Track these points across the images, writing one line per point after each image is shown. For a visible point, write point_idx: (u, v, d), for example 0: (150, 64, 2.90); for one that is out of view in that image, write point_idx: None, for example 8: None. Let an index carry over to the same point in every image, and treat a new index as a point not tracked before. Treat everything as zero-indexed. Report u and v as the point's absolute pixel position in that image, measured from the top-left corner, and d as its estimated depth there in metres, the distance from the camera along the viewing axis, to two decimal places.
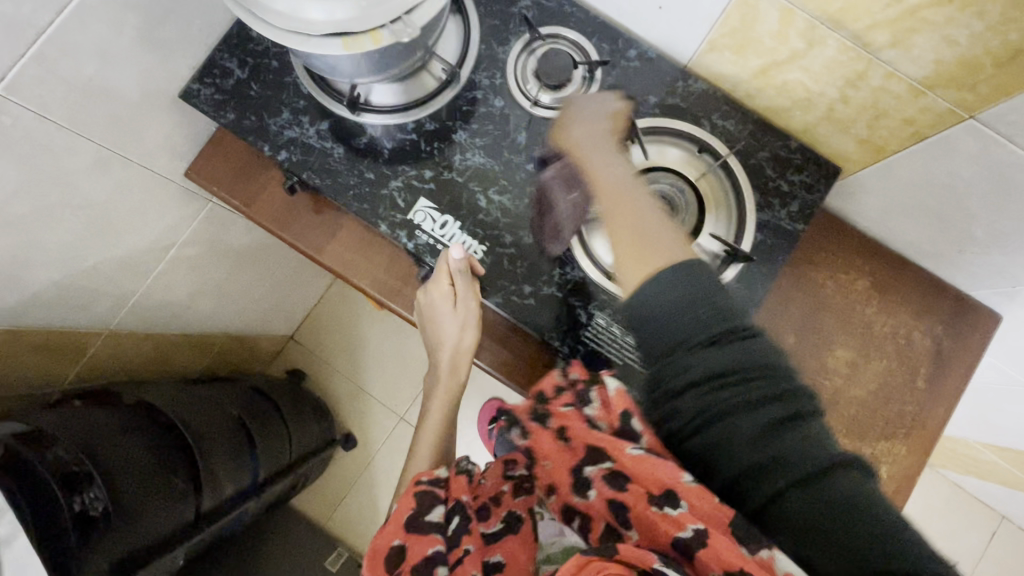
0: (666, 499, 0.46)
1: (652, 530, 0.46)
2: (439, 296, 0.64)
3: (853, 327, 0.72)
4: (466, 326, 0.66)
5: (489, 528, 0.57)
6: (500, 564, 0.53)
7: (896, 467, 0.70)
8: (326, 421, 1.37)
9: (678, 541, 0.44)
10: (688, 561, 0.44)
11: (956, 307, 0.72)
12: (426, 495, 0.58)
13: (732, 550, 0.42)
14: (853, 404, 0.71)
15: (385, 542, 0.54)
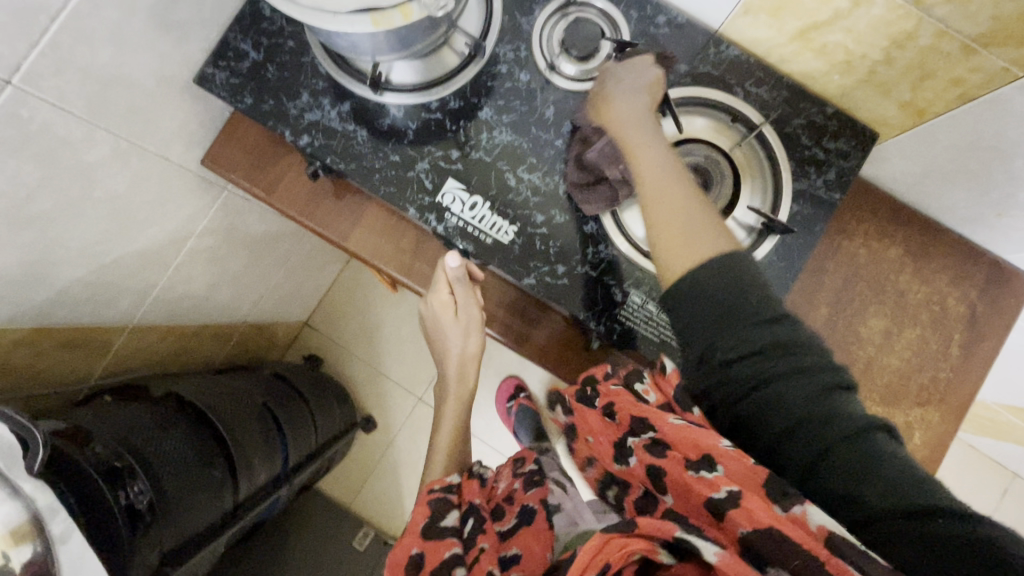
0: (703, 464, 0.43)
1: (689, 497, 0.44)
2: (441, 305, 0.68)
3: (886, 295, 0.71)
4: (468, 333, 0.71)
5: (502, 526, 0.62)
6: (517, 557, 0.55)
7: (930, 434, 0.70)
8: (346, 405, 1.38)
9: (712, 504, 0.41)
10: (720, 526, 0.41)
11: (991, 271, 0.72)
12: (436, 501, 0.64)
13: (765, 509, 0.39)
14: (885, 373, 0.71)
15: (402, 554, 0.56)
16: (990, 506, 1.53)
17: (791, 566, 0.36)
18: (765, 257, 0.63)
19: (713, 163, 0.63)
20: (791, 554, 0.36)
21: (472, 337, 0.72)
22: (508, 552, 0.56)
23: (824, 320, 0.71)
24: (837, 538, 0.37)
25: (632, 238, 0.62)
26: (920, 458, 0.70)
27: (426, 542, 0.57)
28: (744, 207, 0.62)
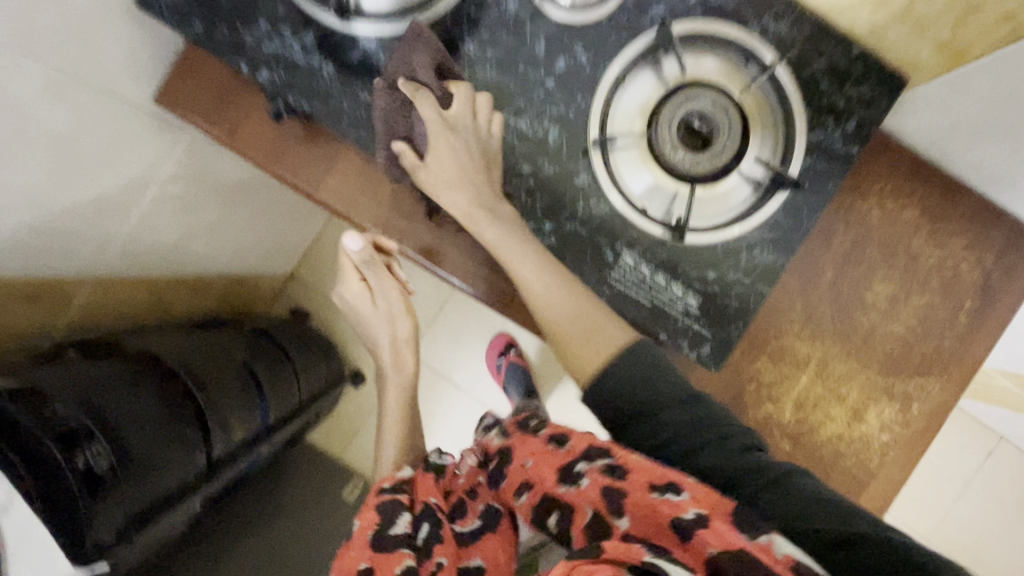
0: (667, 488, 0.43)
1: (652, 522, 0.42)
2: (357, 295, 0.77)
3: (896, 260, 0.67)
4: (392, 318, 0.80)
5: (463, 526, 0.63)
6: (479, 567, 0.59)
7: (929, 404, 0.68)
8: (334, 360, 1.36)
9: (679, 530, 0.41)
10: (688, 547, 0.40)
11: (1011, 236, 0.67)
12: (388, 504, 0.65)
13: (732, 532, 0.39)
14: (889, 341, 0.67)
15: (352, 565, 0.59)
16: (973, 465, 1.55)
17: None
18: (773, 216, 0.58)
19: (721, 109, 0.56)
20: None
21: (398, 321, 0.80)
22: (470, 564, 0.59)
23: (827, 285, 0.66)
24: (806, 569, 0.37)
25: (626, 195, 0.57)
26: (917, 428, 0.68)
27: (378, 554, 0.59)
28: (751, 160, 0.57)
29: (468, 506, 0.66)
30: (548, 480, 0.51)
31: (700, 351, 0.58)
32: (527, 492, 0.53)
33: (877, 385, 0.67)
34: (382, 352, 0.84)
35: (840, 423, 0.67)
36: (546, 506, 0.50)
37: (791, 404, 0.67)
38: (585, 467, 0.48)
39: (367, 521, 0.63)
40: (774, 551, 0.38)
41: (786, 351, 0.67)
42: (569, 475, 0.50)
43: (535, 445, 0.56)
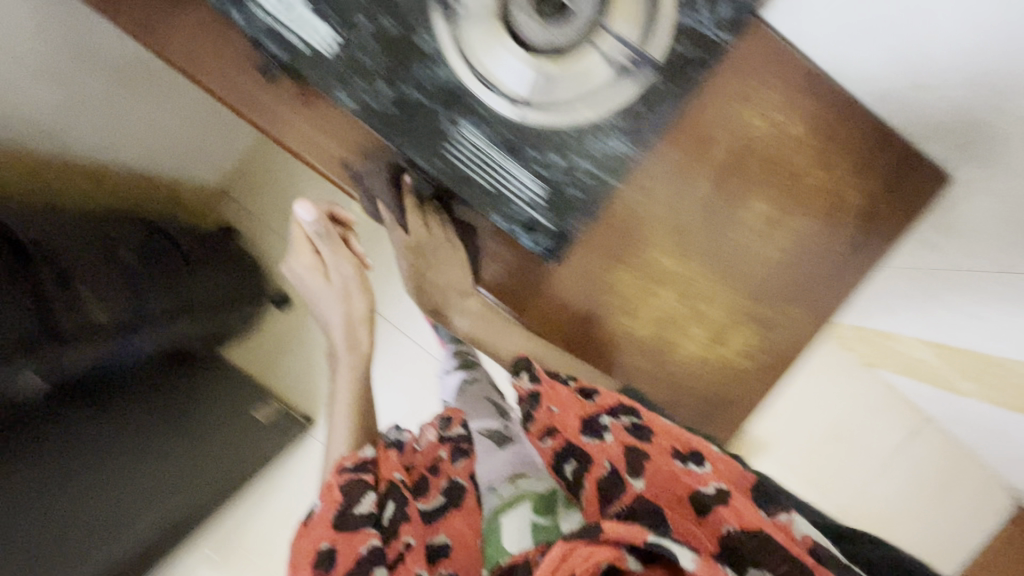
0: (692, 460, 0.52)
1: (674, 485, 0.50)
2: (308, 268, 0.81)
3: (776, 178, 0.63)
4: (347, 294, 0.83)
5: (427, 503, 0.62)
6: (445, 547, 0.55)
7: (793, 332, 0.65)
8: (253, 277, 1.35)
9: (700, 495, 0.48)
10: (701, 520, 0.46)
11: (899, 162, 0.63)
12: (348, 483, 0.60)
13: (757, 513, 0.47)
14: (760, 264, 0.64)
15: (313, 545, 0.55)
16: (896, 443, 1.55)
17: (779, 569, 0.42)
18: (630, 106, 0.54)
19: None
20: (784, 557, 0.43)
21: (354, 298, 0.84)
22: (435, 539, 0.57)
23: (699, 199, 0.63)
24: (819, 549, 0.47)
25: (477, 69, 0.53)
26: (779, 356, 0.66)
27: (342, 535, 0.55)
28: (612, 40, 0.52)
29: (430, 483, 0.65)
30: (575, 427, 0.57)
31: (538, 241, 0.56)
32: (553, 437, 0.57)
33: (741, 309, 0.65)
34: (333, 333, 0.85)
35: (698, 343, 0.65)
36: (567, 453, 0.55)
37: (648, 319, 0.65)
38: (611, 422, 0.56)
39: (330, 502, 0.59)
40: (791, 527, 0.49)
41: (649, 264, 0.64)
42: (595, 427, 0.56)
43: (568, 395, 0.61)
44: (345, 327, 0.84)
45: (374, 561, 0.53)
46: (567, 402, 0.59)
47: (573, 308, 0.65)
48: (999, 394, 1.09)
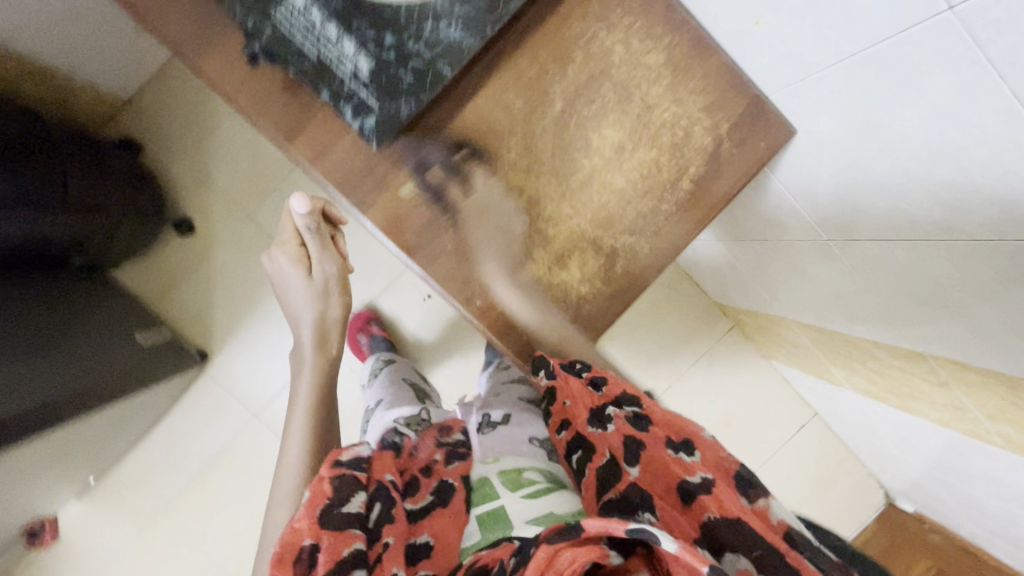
0: (682, 449, 0.59)
1: (666, 475, 0.57)
2: (284, 259, 0.83)
3: (630, 107, 0.63)
4: (319, 294, 0.86)
5: (416, 502, 0.74)
6: (429, 543, 0.66)
7: (633, 265, 0.66)
8: (146, 192, 1.30)
9: (686, 484, 0.55)
10: (688, 508, 0.54)
11: (750, 108, 0.65)
12: (339, 479, 0.64)
13: (734, 499, 0.53)
14: (607, 192, 0.64)
15: (297, 541, 0.56)
16: (783, 436, 1.60)
17: (754, 552, 0.48)
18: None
19: None
20: (756, 541, 0.48)
21: (330, 299, 0.87)
22: (417, 539, 0.66)
23: (553, 120, 0.63)
24: (793, 531, 0.52)
25: None
26: (618, 288, 0.66)
27: (327, 531, 0.57)
28: None
29: (421, 484, 0.78)
30: (584, 416, 0.65)
31: (363, 123, 0.57)
32: (567, 427, 0.67)
33: (585, 235, 0.65)
34: (305, 327, 0.89)
35: (541, 266, 0.65)
36: (576, 445, 0.65)
37: (492, 235, 0.64)
38: (615, 414, 0.63)
39: (319, 494, 0.62)
40: (769, 510, 0.53)
41: (497, 178, 0.63)
42: (600, 419, 0.64)
43: (578, 387, 0.68)
44: (317, 324, 0.88)
45: (355, 562, 0.55)
46: (576, 393, 0.67)
47: (417, 214, 0.63)
48: (863, 382, 1.14)
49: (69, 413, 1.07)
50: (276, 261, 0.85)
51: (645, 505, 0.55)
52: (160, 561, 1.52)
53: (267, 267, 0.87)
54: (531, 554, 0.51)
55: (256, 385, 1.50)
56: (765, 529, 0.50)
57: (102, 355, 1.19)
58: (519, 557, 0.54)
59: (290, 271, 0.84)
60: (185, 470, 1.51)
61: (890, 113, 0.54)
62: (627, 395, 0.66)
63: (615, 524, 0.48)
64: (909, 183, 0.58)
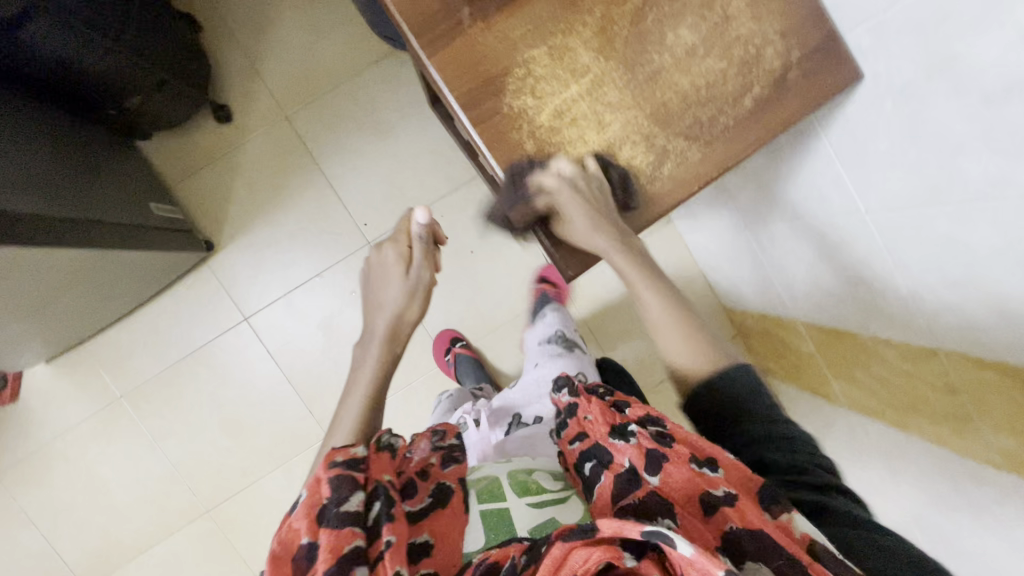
0: (705, 464, 0.60)
1: (689, 489, 0.59)
2: (395, 255, 0.84)
3: (710, 13, 0.64)
4: (410, 293, 0.82)
5: (414, 505, 0.61)
6: (429, 544, 0.58)
7: (679, 170, 0.65)
8: (195, 66, 1.32)
9: (708, 496, 0.57)
10: (709, 520, 0.56)
11: (826, 41, 0.65)
12: (337, 479, 0.57)
13: (759, 517, 0.56)
14: (669, 90, 0.64)
15: (291, 546, 0.52)
16: None
17: (775, 563, 0.51)
18: None
19: None
20: (778, 554, 0.52)
21: (415, 300, 0.83)
22: (419, 538, 0.58)
23: (635, 7, 0.63)
24: (816, 546, 0.54)
25: None
26: (660, 188, 0.66)
27: (324, 533, 0.52)
28: None
29: (418, 485, 0.65)
30: (603, 430, 0.66)
31: None
32: (580, 441, 0.68)
33: (639, 126, 0.65)
34: (381, 319, 0.81)
35: (589, 149, 0.65)
36: (592, 454, 0.64)
37: (550, 107, 0.64)
38: (639, 429, 0.64)
39: (315, 497, 0.56)
40: (792, 525, 0.56)
41: (566, 50, 0.63)
42: (623, 434, 0.64)
43: (604, 406, 0.70)
44: (394, 320, 0.81)
45: (356, 562, 0.50)
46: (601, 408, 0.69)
47: (480, 67, 0.63)
48: (863, 396, 1.11)
49: (82, 237, 1.04)
50: (383, 256, 0.85)
51: (664, 512, 0.56)
52: (114, 444, 1.48)
53: (371, 259, 0.87)
54: (542, 552, 0.51)
55: (252, 287, 1.47)
56: (786, 541, 0.53)
57: (112, 205, 1.17)
58: (532, 554, 0.52)
59: (391, 267, 0.84)
60: (161, 357, 1.47)
61: (969, 44, 0.54)
62: (651, 417, 0.68)
63: (629, 525, 0.49)
64: (972, 129, 0.57)
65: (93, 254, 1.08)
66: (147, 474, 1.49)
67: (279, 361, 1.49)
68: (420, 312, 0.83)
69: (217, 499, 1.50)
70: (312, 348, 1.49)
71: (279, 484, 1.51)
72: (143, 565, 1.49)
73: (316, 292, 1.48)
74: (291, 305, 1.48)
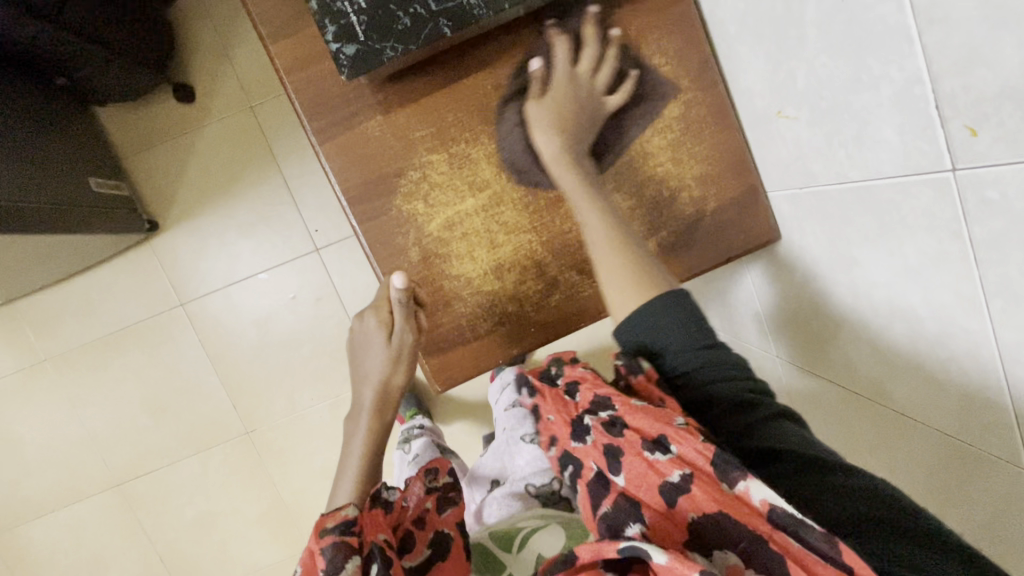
0: (657, 447, 0.55)
1: (648, 484, 0.54)
2: (375, 322, 0.60)
3: (627, 146, 0.60)
4: (397, 361, 0.61)
5: (412, 559, 0.63)
6: None
7: (569, 300, 0.63)
8: (157, 43, 1.26)
9: (666, 488, 0.52)
10: (669, 512, 0.52)
11: (742, 196, 0.62)
12: (332, 546, 0.57)
13: (713, 493, 0.50)
14: (570, 220, 0.62)
15: None
16: None
17: (740, 545, 0.47)
18: None
19: None
20: (739, 535, 0.47)
21: (401, 367, 0.61)
22: None
23: None
24: (776, 510, 0.47)
25: None
26: (546, 315, 0.64)
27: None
28: None
29: (416, 537, 0.66)
30: (564, 430, 0.67)
31: (342, 48, 0.49)
32: (554, 445, 0.70)
33: (533, 253, 0.62)
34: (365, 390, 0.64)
35: (478, 267, 0.61)
36: (566, 461, 0.66)
37: (441, 217, 0.60)
38: (593, 424, 0.62)
39: (312, 570, 0.56)
40: (749, 494, 0.48)
41: (469, 162, 0.60)
42: (581, 435, 0.64)
43: (559, 401, 0.72)
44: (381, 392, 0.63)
45: None
46: (558, 408, 0.70)
47: (374, 163, 0.59)
48: None
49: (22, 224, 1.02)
50: (364, 322, 0.62)
51: (633, 517, 0.53)
52: (33, 406, 1.47)
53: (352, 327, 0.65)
54: None
55: (193, 273, 1.44)
56: (744, 518, 0.47)
57: (55, 185, 1.13)
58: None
59: (374, 336, 0.61)
60: (92, 328, 1.45)
61: (867, 256, 0.49)
62: (599, 399, 0.65)
63: (607, 544, 0.51)
64: (862, 328, 0.55)
65: (24, 237, 1.05)
66: (63, 439, 1.48)
67: (209, 350, 1.47)
68: (410, 379, 0.62)
69: (130, 475, 1.50)
70: (245, 343, 1.47)
71: (193, 469, 1.51)
72: (47, 525, 1.50)
73: (256, 289, 1.45)
74: (230, 298, 1.45)
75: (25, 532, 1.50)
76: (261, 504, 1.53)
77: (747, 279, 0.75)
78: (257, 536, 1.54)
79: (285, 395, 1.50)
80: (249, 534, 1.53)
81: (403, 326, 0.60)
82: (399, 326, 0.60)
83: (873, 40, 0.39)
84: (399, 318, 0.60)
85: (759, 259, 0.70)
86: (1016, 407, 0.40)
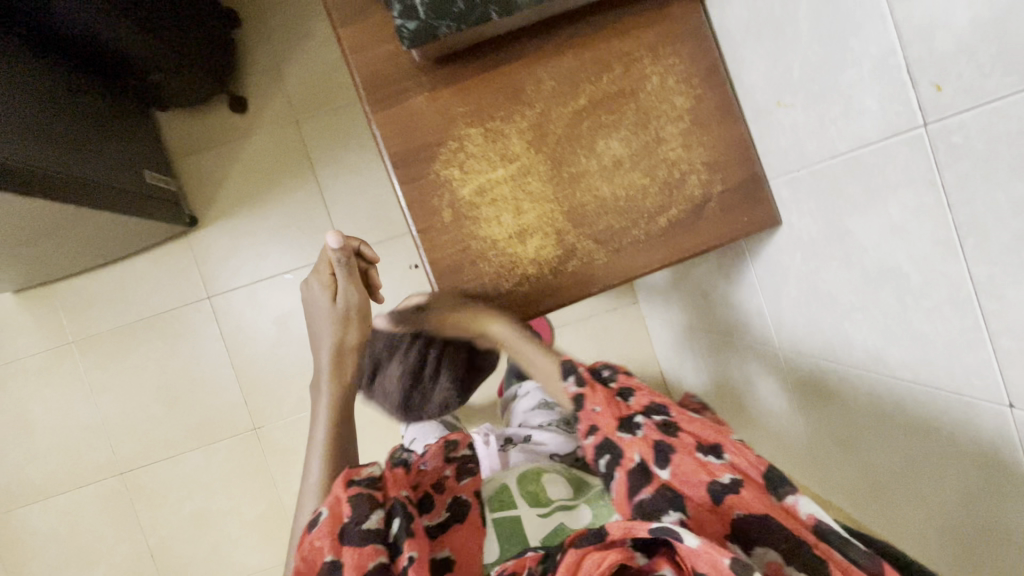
0: (710, 453, 0.59)
1: (699, 481, 0.57)
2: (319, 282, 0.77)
3: (643, 132, 0.68)
4: (344, 319, 0.77)
5: (432, 518, 0.64)
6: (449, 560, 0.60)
7: (582, 268, 0.69)
8: (221, 58, 1.40)
9: (716, 487, 0.56)
10: (716, 509, 0.55)
11: (746, 181, 0.69)
12: (357, 497, 0.58)
13: (761, 499, 0.54)
14: (589, 195, 0.68)
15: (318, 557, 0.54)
16: None
17: (780, 546, 0.51)
18: None
19: None
20: (782, 535, 0.51)
21: (350, 323, 0.77)
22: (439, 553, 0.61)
23: (572, 108, 0.68)
24: (822, 526, 0.51)
25: None
26: (561, 280, 0.69)
27: (347, 550, 0.54)
28: None
29: (435, 498, 0.67)
30: (611, 421, 0.64)
31: (405, 24, 0.58)
32: (591, 433, 0.65)
33: (554, 221, 0.68)
34: (321, 350, 0.77)
35: (504, 231, 0.68)
36: (605, 449, 0.63)
37: (473, 183, 0.68)
38: (646, 421, 0.63)
39: (336, 515, 0.57)
40: (798, 508, 0.54)
41: (501, 137, 0.67)
42: (632, 427, 0.63)
43: (609, 394, 0.67)
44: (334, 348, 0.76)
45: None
46: (609, 400, 0.66)
47: (417, 133, 0.67)
48: None
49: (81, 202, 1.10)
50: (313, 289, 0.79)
51: (675, 506, 0.56)
52: (52, 388, 1.51)
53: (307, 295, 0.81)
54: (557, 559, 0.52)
55: (223, 270, 1.52)
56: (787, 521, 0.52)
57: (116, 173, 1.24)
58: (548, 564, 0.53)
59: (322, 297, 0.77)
60: (121, 315, 1.51)
61: (857, 224, 0.55)
62: (654, 405, 0.66)
63: (638, 524, 0.51)
64: (855, 299, 0.59)
65: (84, 215, 1.15)
66: (75, 423, 1.51)
67: (229, 343, 1.52)
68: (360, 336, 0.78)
69: (135, 464, 1.51)
70: (263, 340, 1.52)
71: (197, 463, 1.51)
72: (45, 509, 1.49)
73: (281, 288, 1.52)
74: (255, 296, 1.52)
75: (22, 515, 1.49)
76: (258, 504, 1.52)
77: (750, 274, 0.80)
78: (250, 538, 1.52)
79: (296, 393, 1.52)
80: (244, 536, 1.52)
81: (348, 283, 0.76)
82: (344, 287, 0.76)
83: (855, 24, 0.47)
84: (343, 278, 0.76)
85: (761, 249, 0.76)
86: (996, 341, 0.44)
